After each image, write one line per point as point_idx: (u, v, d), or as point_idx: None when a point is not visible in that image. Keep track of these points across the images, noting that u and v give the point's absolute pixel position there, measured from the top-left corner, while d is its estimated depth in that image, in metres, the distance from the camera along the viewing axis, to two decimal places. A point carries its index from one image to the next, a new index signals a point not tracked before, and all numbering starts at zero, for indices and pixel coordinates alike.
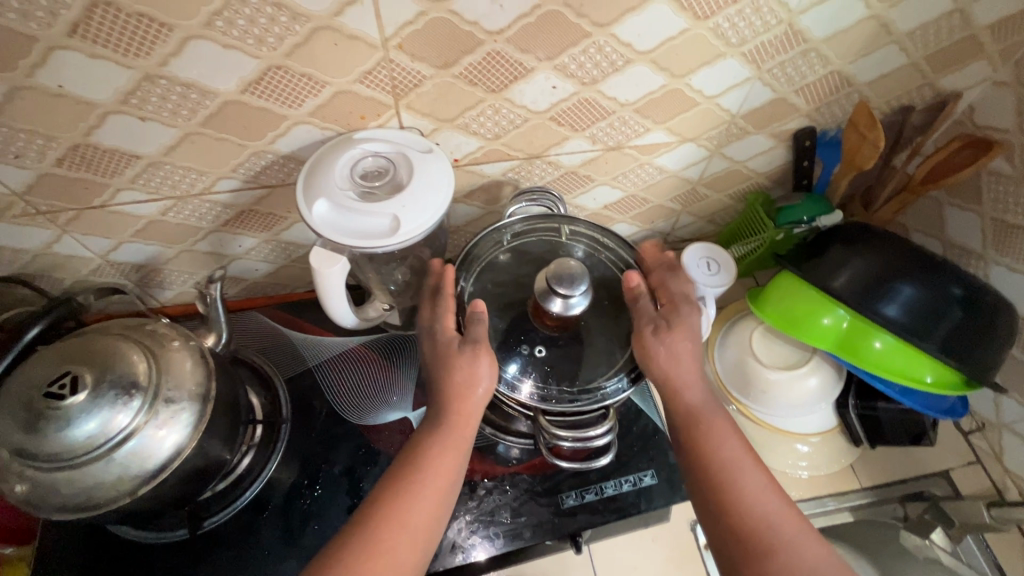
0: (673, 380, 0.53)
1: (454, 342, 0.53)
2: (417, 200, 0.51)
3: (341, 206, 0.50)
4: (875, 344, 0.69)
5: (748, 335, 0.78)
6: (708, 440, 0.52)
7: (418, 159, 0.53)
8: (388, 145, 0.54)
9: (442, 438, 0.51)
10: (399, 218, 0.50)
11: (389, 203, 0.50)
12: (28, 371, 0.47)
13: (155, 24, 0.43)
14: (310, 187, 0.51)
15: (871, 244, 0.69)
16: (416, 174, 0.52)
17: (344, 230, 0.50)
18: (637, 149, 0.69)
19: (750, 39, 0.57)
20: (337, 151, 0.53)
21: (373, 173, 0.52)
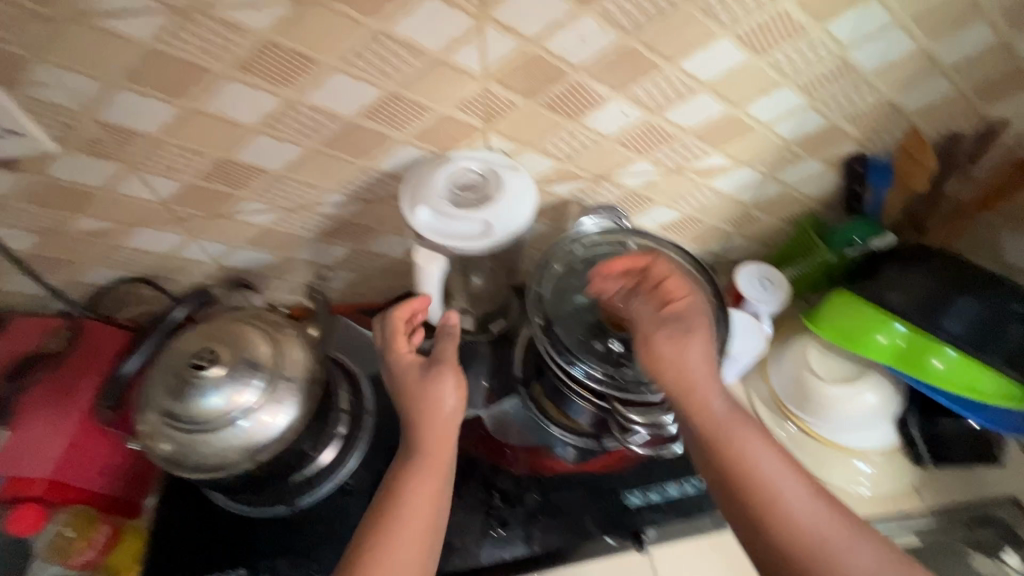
0: (688, 388, 0.53)
1: (416, 366, 0.58)
2: (507, 210, 0.58)
3: (443, 212, 0.57)
4: (937, 359, 0.71)
5: (804, 350, 0.80)
6: (743, 457, 0.51)
7: (508, 175, 0.61)
8: (482, 162, 0.62)
9: (422, 467, 0.54)
10: (492, 223, 0.57)
11: (484, 211, 0.57)
12: (179, 346, 0.55)
13: (306, 60, 0.52)
14: (414, 196, 0.59)
15: (926, 263, 0.73)
16: (507, 188, 0.60)
17: (444, 233, 0.57)
18: (696, 172, 0.75)
19: (805, 72, 0.63)
20: (436, 166, 0.61)
21: (468, 186, 0.60)
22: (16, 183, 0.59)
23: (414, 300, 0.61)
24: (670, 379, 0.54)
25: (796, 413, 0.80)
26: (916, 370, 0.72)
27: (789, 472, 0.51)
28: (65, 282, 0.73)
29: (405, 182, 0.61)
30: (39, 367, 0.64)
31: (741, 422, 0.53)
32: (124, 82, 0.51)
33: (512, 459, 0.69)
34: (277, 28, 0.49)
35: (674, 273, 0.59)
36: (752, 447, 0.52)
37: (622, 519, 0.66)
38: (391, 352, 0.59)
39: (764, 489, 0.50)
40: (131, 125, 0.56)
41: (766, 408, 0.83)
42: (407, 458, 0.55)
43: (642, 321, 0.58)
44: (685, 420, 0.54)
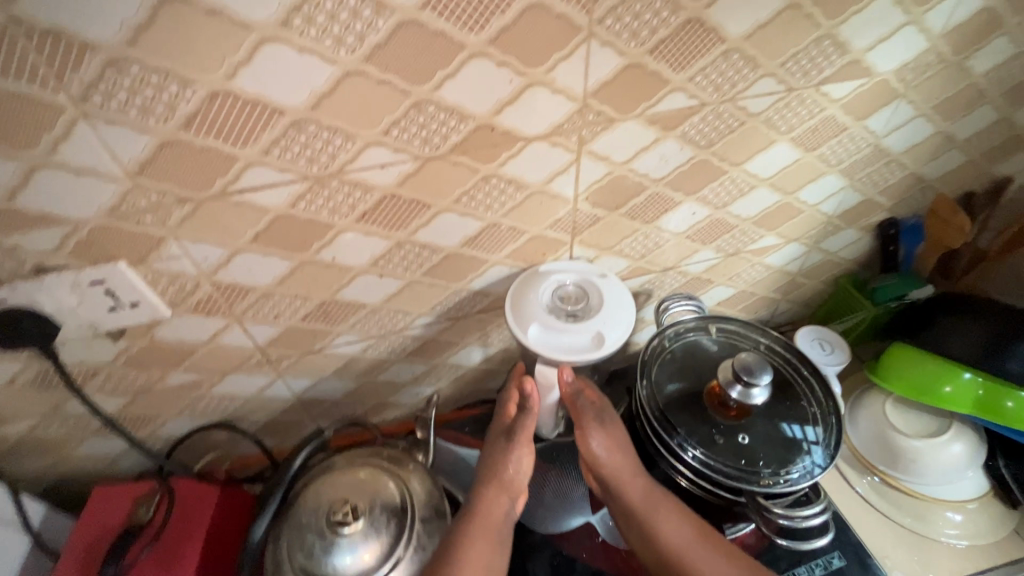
0: (618, 471, 0.61)
1: (501, 432, 0.62)
2: (613, 316, 0.61)
3: (554, 326, 0.60)
4: (1008, 402, 0.74)
5: (881, 407, 0.82)
6: (657, 529, 0.59)
7: (606, 283, 0.64)
8: (577, 273, 0.65)
9: (479, 532, 0.55)
10: (603, 332, 0.60)
11: (592, 322, 0.60)
12: (312, 501, 0.55)
13: (420, 205, 0.55)
14: (520, 313, 0.61)
15: (979, 313, 0.75)
16: (607, 295, 0.63)
17: (557, 347, 0.59)
18: (751, 253, 0.81)
19: (846, 160, 0.70)
20: (534, 280, 0.64)
21: (570, 298, 0.63)
22: (119, 349, 0.59)
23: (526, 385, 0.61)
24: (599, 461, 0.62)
25: (884, 470, 0.82)
26: (991, 415, 0.75)
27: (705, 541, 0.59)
28: (146, 437, 0.71)
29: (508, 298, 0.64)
30: (140, 545, 0.62)
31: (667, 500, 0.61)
32: (250, 245, 0.53)
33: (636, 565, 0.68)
34: (400, 182, 0.52)
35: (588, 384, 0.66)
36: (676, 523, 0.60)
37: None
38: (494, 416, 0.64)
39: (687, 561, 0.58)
40: (246, 282, 0.57)
41: (848, 464, 0.86)
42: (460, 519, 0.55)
43: (581, 418, 0.64)
44: (618, 499, 0.62)
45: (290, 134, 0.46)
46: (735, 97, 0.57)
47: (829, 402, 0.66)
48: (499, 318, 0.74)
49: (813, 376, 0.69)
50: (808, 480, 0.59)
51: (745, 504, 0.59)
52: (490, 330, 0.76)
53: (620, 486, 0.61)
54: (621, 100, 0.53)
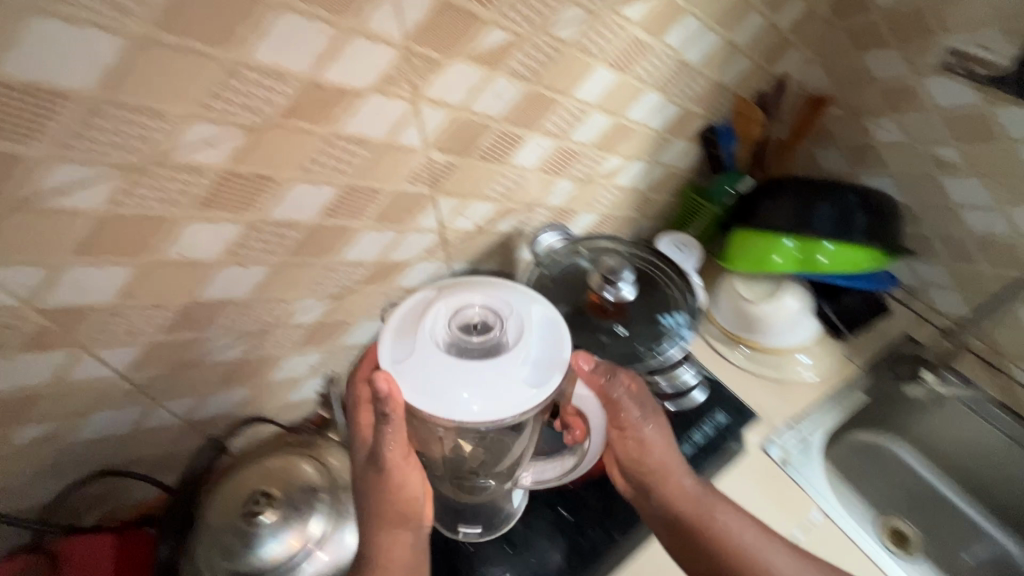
0: (665, 465, 0.65)
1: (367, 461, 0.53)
2: (540, 318, 0.56)
3: (523, 356, 0.52)
4: (819, 254, 0.90)
5: (732, 284, 0.96)
6: (716, 526, 0.62)
7: (498, 291, 0.57)
8: (455, 297, 0.56)
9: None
10: (545, 308, 0.57)
11: (532, 316, 0.55)
12: (223, 502, 0.54)
13: (264, 179, 0.53)
14: (446, 395, 0.49)
15: (783, 191, 0.94)
16: (514, 300, 0.56)
17: (552, 358, 0.53)
18: (602, 176, 0.88)
19: (658, 76, 0.79)
20: (417, 342, 0.52)
21: (482, 326, 0.54)
22: None
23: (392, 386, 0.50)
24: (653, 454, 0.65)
25: (745, 337, 0.95)
26: (810, 268, 0.90)
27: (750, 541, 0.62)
28: (6, 511, 0.62)
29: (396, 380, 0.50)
30: None
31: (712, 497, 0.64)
32: (75, 257, 0.48)
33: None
34: (234, 158, 0.50)
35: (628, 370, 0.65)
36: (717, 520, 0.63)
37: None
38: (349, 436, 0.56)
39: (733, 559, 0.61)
40: (82, 301, 0.51)
41: (719, 341, 0.98)
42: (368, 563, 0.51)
43: (623, 412, 0.63)
44: (671, 503, 0.64)
45: (86, 121, 0.41)
46: (546, 27, 0.61)
47: (684, 282, 0.75)
48: (383, 286, 0.74)
49: (669, 264, 0.79)
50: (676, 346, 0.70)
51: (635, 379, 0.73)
52: (377, 302, 0.76)
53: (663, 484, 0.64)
54: (442, 40, 0.55)
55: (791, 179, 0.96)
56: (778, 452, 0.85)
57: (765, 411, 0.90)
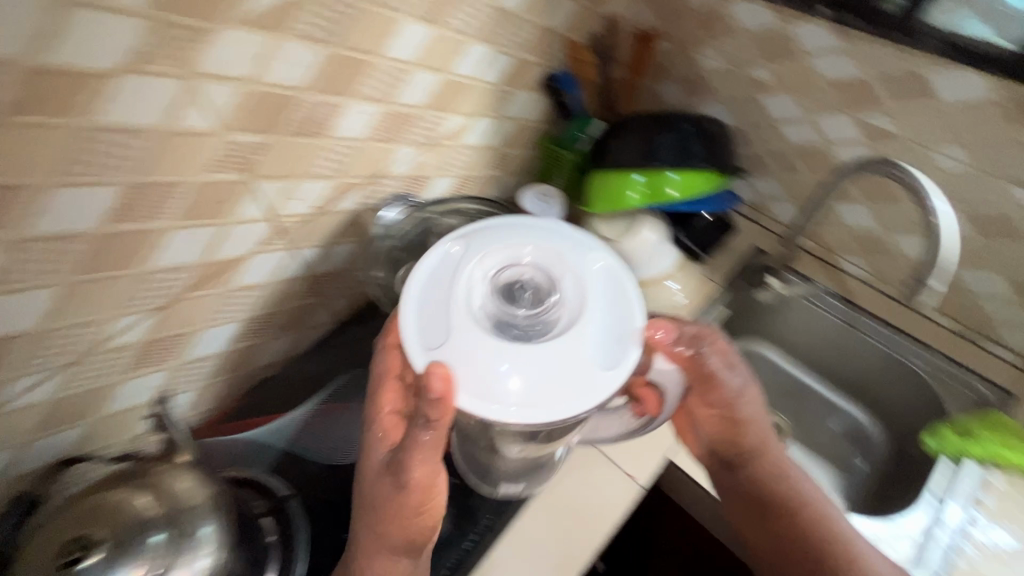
0: (760, 441, 0.70)
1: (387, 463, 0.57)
2: (596, 287, 0.54)
3: (583, 327, 0.52)
4: (667, 184, 0.94)
5: (596, 227, 0.99)
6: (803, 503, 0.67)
7: (546, 257, 0.55)
8: (496, 270, 0.54)
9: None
10: (602, 266, 0.56)
11: (589, 279, 0.54)
12: (41, 556, 0.48)
13: (8, 188, 0.45)
14: (492, 385, 0.49)
15: (627, 130, 0.99)
16: (565, 265, 0.55)
17: (616, 327, 0.52)
18: (447, 138, 0.86)
19: (479, 27, 0.77)
20: (457, 328, 0.50)
21: (534, 293, 0.54)
22: None
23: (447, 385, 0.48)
24: (744, 421, 0.70)
25: None
26: (661, 198, 0.94)
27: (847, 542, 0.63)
28: None
29: (452, 378, 0.49)
30: None
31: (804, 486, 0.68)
32: None
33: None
34: None
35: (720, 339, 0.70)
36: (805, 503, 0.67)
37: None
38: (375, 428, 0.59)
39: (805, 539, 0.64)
40: None
41: None
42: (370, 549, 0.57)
43: (719, 383, 0.69)
44: (761, 474, 0.69)
45: None
46: None
47: None
48: (219, 288, 0.68)
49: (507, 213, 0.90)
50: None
51: None
52: (217, 307, 0.70)
53: (752, 460, 0.70)
54: (197, 4, 0.49)
55: (632, 118, 1.02)
56: None
57: None
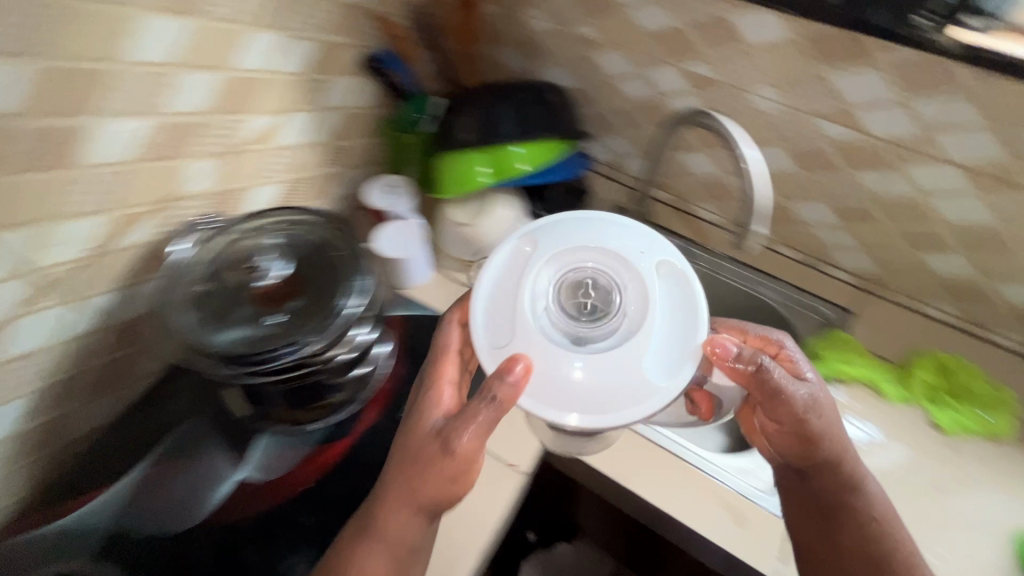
0: (836, 455, 0.63)
1: (434, 437, 0.55)
2: (663, 294, 0.50)
3: (649, 336, 0.48)
4: (512, 158, 0.90)
5: (446, 213, 0.95)
6: (858, 510, 0.63)
7: (612, 260, 0.50)
8: (563, 272, 0.50)
9: (367, 537, 0.57)
10: (665, 263, 0.51)
11: (652, 277, 0.50)
12: None
13: None
14: (555, 382, 0.48)
15: (465, 107, 0.93)
16: (632, 270, 0.50)
17: (682, 335, 0.49)
18: (254, 142, 0.76)
19: (255, 11, 0.67)
20: (519, 327, 0.49)
21: (596, 293, 0.50)
22: None
23: (517, 359, 0.48)
24: (819, 434, 0.62)
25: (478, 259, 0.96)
26: (510, 173, 0.91)
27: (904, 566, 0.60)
28: None
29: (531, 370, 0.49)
30: None
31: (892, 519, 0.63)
32: None
33: (291, 481, 0.67)
34: None
35: (783, 349, 0.64)
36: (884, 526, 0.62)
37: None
38: (432, 394, 0.59)
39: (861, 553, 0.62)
40: None
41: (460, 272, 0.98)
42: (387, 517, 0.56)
43: (787, 394, 0.60)
44: (825, 480, 0.64)
45: None
46: None
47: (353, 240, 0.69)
48: None
49: (334, 223, 0.71)
50: (366, 297, 0.64)
51: (312, 364, 0.61)
52: None
53: (827, 473, 0.63)
54: None
55: (468, 94, 0.97)
56: None
57: None
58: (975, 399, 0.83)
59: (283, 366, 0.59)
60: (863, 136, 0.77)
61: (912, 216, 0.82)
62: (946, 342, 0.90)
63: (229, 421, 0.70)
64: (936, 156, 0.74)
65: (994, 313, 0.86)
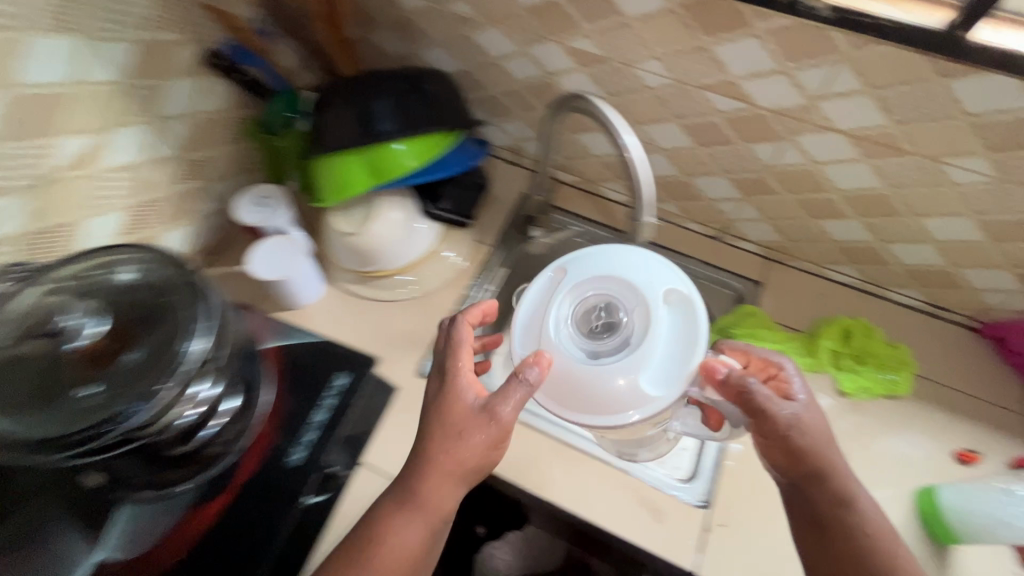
0: (825, 470, 0.63)
1: (472, 408, 0.59)
2: (665, 317, 0.62)
3: (647, 352, 0.61)
4: (393, 158, 0.81)
5: (328, 222, 0.85)
6: (849, 519, 0.64)
7: (624, 288, 0.64)
8: (583, 298, 0.65)
9: (406, 508, 0.59)
10: (670, 291, 0.63)
11: (656, 302, 0.62)
12: None
13: None
14: (574, 389, 0.62)
15: (336, 100, 0.83)
16: (640, 297, 0.63)
17: (678, 351, 0.61)
18: (70, 168, 0.66)
19: (24, 13, 0.57)
20: (547, 339, 0.64)
21: (608, 319, 0.64)
22: None
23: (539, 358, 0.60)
24: (807, 450, 0.63)
25: (372, 267, 0.87)
26: (395, 173, 0.81)
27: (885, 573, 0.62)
28: None
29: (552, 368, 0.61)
30: None
31: (887, 535, 0.64)
32: None
33: (157, 557, 0.61)
34: None
35: (782, 371, 0.66)
36: (875, 541, 0.63)
37: (298, 481, 0.67)
38: (460, 378, 0.61)
39: (851, 556, 0.63)
40: None
41: (355, 283, 0.90)
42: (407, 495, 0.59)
43: (766, 410, 0.61)
44: (817, 492, 0.64)
45: None
46: None
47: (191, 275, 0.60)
48: None
49: (168, 256, 0.61)
50: (211, 331, 0.56)
51: (147, 430, 0.53)
52: None
53: (818, 489, 0.64)
54: None
55: (339, 84, 0.86)
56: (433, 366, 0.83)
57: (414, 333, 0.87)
58: (877, 363, 0.84)
59: (121, 435, 0.51)
60: (751, 108, 0.74)
61: (806, 184, 0.80)
62: (851, 305, 0.91)
63: (81, 497, 0.63)
64: (823, 125, 0.71)
65: (891, 273, 0.87)
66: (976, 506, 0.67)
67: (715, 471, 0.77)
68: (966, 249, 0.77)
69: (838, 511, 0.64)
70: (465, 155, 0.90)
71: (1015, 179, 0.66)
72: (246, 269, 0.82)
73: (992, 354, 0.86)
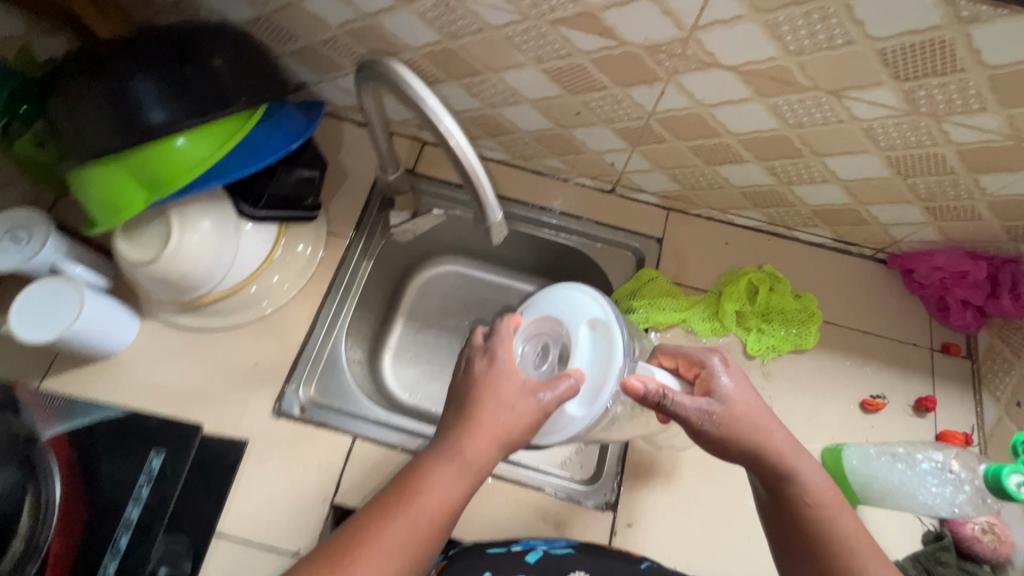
0: (756, 451, 0.54)
1: (518, 382, 0.54)
2: (584, 344, 0.58)
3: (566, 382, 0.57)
4: (179, 156, 0.61)
5: (119, 248, 0.66)
6: (796, 490, 0.54)
7: (552, 323, 0.61)
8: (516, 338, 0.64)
9: (451, 465, 0.50)
10: (591, 320, 0.59)
11: (575, 334, 0.59)
12: None
13: None
14: None
15: (75, 84, 0.60)
16: (564, 329, 0.60)
17: (594, 377, 0.56)
18: None
19: None
20: None
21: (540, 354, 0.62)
22: None
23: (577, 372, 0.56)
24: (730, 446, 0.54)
25: (194, 295, 0.69)
26: (190, 175, 0.62)
27: (829, 555, 0.51)
28: None
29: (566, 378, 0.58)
30: None
31: (828, 503, 0.53)
32: None
33: None
34: None
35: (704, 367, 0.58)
36: (816, 511, 0.53)
37: None
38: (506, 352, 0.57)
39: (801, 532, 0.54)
40: None
41: (183, 315, 0.73)
42: (438, 451, 0.51)
43: (680, 412, 0.54)
44: (756, 471, 0.56)
45: None
46: None
47: None
48: None
49: None
50: None
51: None
52: None
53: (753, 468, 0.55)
54: None
55: (77, 55, 0.62)
56: (296, 403, 0.72)
57: (267, 362, 0.73)
58: (784, 318, 0.77)
59: None
60: (620, 45, 0.58)
61: (697, 129, 0.67)
62: (757, 252, 0.82)
63: None
64: (706, 61, 0.56)
65: (797, 214, 0.78)
66: (881, 471, 0.63)
67: (619, 475, 0.71)
68: (874, 187, 0.68)
69: (774, 489, 0.55)
70: (286, 133, 0.69)
71: (926, 110, 0.55)
72: (9, 330, 0.62)
73: (901, 285, 0.81)
